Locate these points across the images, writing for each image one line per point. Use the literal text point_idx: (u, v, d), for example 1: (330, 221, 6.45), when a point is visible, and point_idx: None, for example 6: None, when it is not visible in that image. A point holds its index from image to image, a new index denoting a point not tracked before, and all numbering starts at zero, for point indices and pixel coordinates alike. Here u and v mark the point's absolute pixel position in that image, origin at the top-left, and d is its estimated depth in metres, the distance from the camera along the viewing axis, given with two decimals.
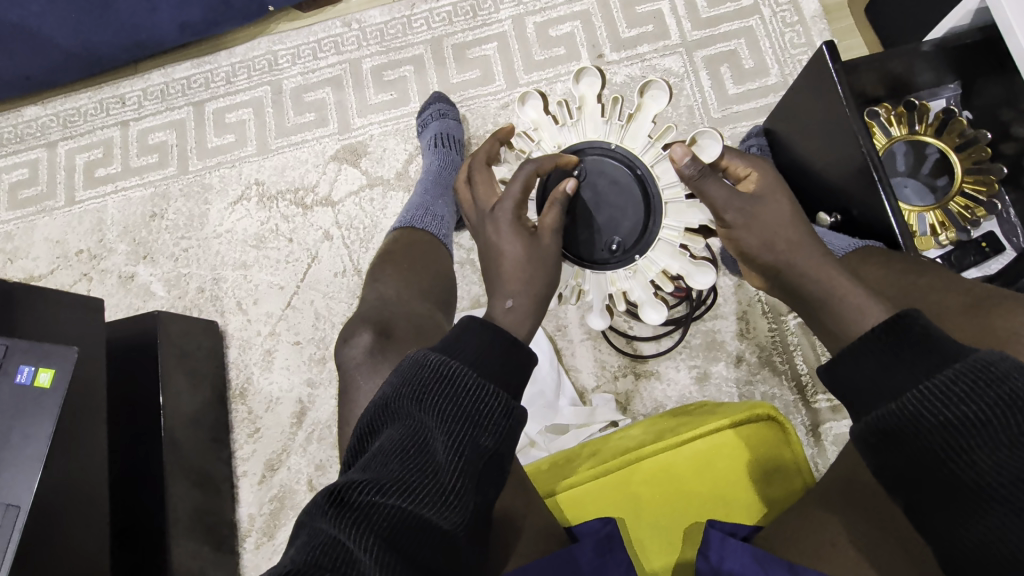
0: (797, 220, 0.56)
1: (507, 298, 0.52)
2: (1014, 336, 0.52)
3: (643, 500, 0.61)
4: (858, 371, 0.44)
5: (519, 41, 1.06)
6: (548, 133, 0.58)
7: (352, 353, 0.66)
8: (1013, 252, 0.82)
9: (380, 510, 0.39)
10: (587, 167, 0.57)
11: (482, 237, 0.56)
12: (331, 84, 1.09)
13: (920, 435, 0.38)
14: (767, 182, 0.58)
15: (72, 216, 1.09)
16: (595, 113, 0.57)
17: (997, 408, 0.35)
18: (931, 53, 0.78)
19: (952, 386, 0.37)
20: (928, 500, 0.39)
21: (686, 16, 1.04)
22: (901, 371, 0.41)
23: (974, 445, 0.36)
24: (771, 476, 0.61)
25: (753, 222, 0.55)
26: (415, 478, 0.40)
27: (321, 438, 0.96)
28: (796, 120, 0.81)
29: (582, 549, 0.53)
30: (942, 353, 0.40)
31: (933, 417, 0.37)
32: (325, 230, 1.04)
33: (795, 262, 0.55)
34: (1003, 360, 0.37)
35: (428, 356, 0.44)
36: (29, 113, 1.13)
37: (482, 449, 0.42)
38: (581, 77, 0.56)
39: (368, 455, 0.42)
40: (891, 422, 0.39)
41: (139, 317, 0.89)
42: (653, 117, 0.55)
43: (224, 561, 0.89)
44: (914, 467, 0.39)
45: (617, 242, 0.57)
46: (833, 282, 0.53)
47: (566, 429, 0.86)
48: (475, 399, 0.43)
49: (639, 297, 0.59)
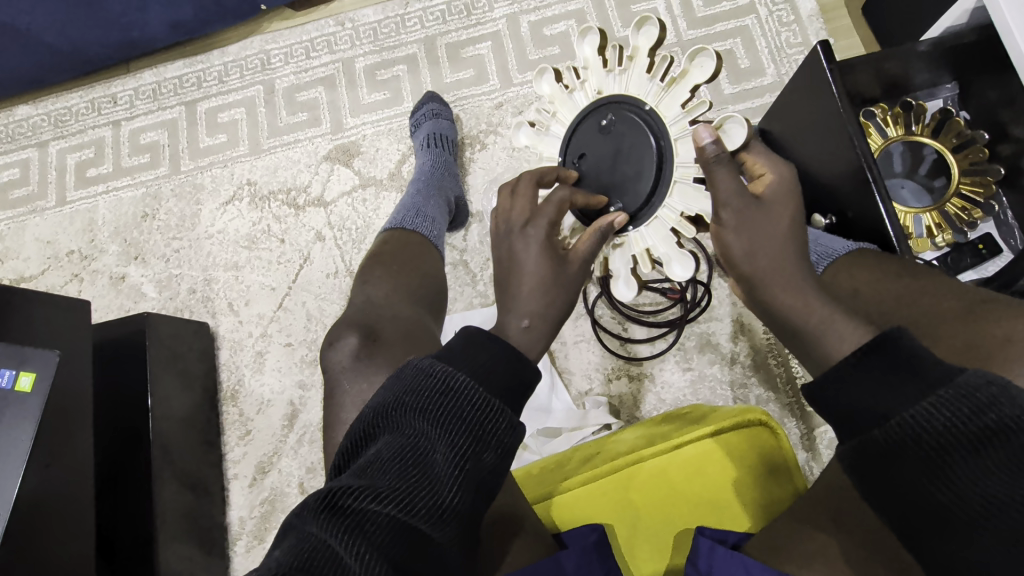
0: (795, 239, 0.52)
1: (523, 317, 0.50)
2: (1007, 343, 0.51)
3: (632, 510, 0.60)
4: (844, 395, 0.41)
5: (513, 40, 1.05)
6: (594, 76, 0.58)
7: (338, 357, 0.65)
8: (1011, 254, 0.80)
9: (373, 519, 0.37)
10: (613, 124, 0.57)
11: (502, 246, 0.54)
12: (323, 84, 1.08)
13: (908, 461, 0.36)
14: (779, 191, 0.54)
15: (63, 216, 1.08)
16: (642, 69, 0.55)
17: (978, 436, 0.34)
18: (929, 52, 0.77)
19: (937, 414, 0.35)
20: (914, 525, 0.38)
21: (682, 15, 1.03)
22: (881, 392, 0.39)
23: (960, 474, 0.35)
24: (762, 484, 0.60)
25: (746, 225, 0.52)
26: (412, 488, 0.39)
27: (312, 440, 0.95)
28: (795, 118, 0.80)
29: (570, 555, 0.51)
30: (925, 375, 0.38)
31: (919, 445, 0.36)
32: (317, 231, 1.03)
33: (772, 278, 0.51)
34: (988, 383, 0.35)
35: (435, 366, 0.44)
36: (21, 113, 1.13)
37: (482, 465, 0.41)
38: (641, 28, 0.53)
39: (364, 460, 0.42)
40: (880, 450, 0.38)
41: (129, 319, 0.89)
42: (693, 87, 0.52)
43: (212, 565, 0.88)
44: (899, 491, 0.37)
45: (618, 206, 0.58)
46: (810, 308, 0.49)
47: (558, 432, 0.84)
48: (479, 412, 0.42)
49: (617, 269, 0.59)
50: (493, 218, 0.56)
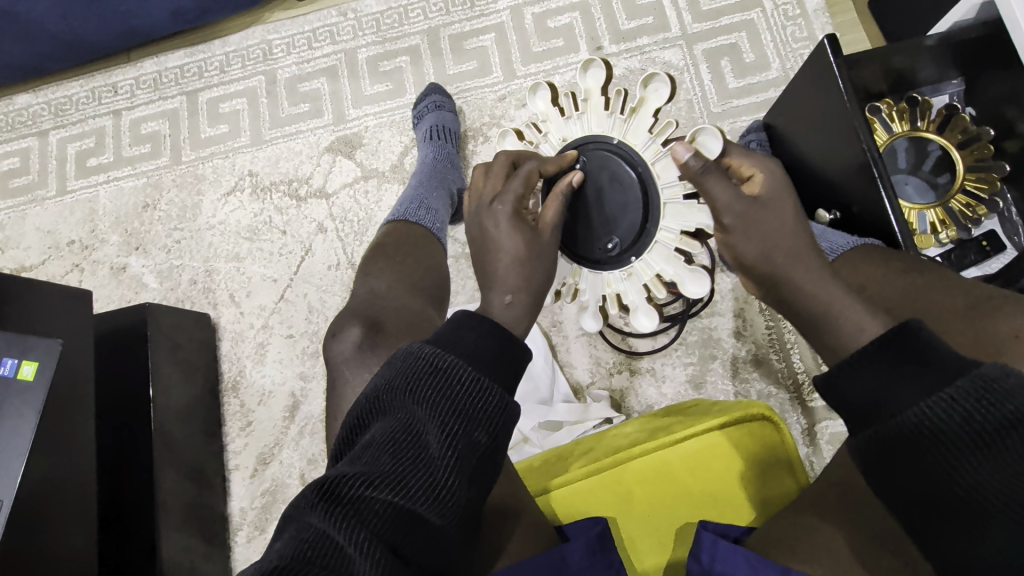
0: (801, 225, 0.53)
1: (505, 293, 0.51)
2: (1015, 339, 0.50)
3: (635, 503, 0.60)
4: (855, 386, 0.42)
5: (517, 32, 1.05)
6: (555, 125, 0.60)
7: (340, 348, 0.65)
8: (1014, 251, 0.80)
9: (371, 505, 0.38)
10: (586, 166, 0.58)
11: (476, 225, 0.55)
12: (325, 74, 1.08)
13: (920, 454, 0.36)
14: (774, 181, 0.54)
15: (64, 206, 1.08)
16: (599, 107, 0.58)
17: (997, 428, 0.34)
18: (936, 46, 0.77)
19: (957, 403, 0.35)
20: (925, 517, 0.38)
21: (687, 8, 1.03)
22: (896, 385, 0.39)
23: (975, 467, 0.35)
24: (764, 478, 0.60)
25: (753, 226, 0.52)
26: (406, 472, 0.39)
27: (313, 432, 0.95)
28: (800, 113, 0.80)
29: (573, 548, 0.51)
30: (937, 367, 0.38)
31: (936, 435, 0.36)
32: (319, 223, 1.03)
33: (791, 275, 0.51)
34: (1006, 374, 0.35)
35: (423, 348, 0.44)
36: (21, 101, 1.12)
37: (476, 444, 0.41)
38: (588, 70, 0.57)
39: (360, 447, 0.41)
40: (893, 442, 0.37)
41: (130, 309, 0.88)
42: (654, 113, 0.56)
43: (214, 555, 0.88)
44: (913, 483, 0.37)
45: (615, 242, 0.58)
46: (830, 294, 0.50)
47: (560, 425, 0.83)
48: (467, 390, 0.42)
49: (633, 301, 0.58)
50: (468, 200, 0.58)
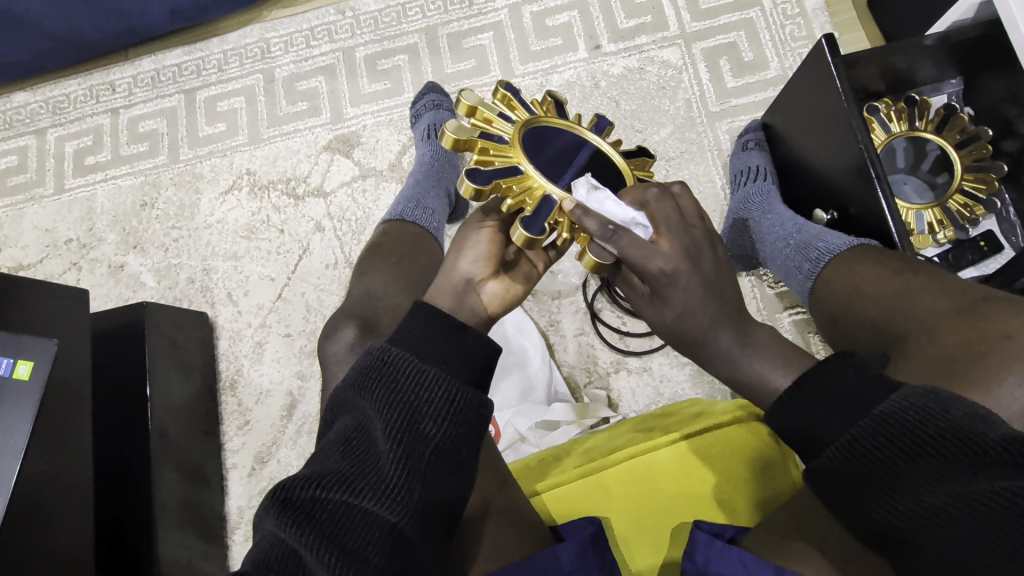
0: (711, 301, 0.55)
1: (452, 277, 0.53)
2: (1005, 340, 0.50)
3: (626, 502, 0.60)
4: (791, 424, 0.46)
5: (516, 30, 1.05)
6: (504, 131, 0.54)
7: (336, 348, 0.65)
8: (1012, 251, 0.80)
9: (323, 506, 0.38)
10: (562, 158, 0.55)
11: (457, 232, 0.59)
12: (323, 73, 1.07)
13: (847, 478, 0.40)
14: (670, 276, 0.52)
15: (62, 204, 1.08)
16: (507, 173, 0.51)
17: (901, 454, 0.38)
18: (935, 46, 0.77)
19: (858, 437, 0.40)
20: (875, 533, 0.40)
21: (685, 7, 1.03)
22: (824, 414, 0.43)
23: (889, 490, 0.38)
24: (756, 477, 0.61)
25: (657, 324, 0.57)
26: (356, 469, 0.40)
27: (311, 431, 0.95)
28: (798, 114, 0.80)
29: (565, 548, 0.51)
30: (855, 404, 0.42)
31: (850, 465, 0.40)
32: (317, 222, 1.03)
33: (703, 354, 0.58)
34: (904, 407, 0.39)
35: (376, 349, 0.45)
36: (18, 99, 1.12)
37: (426, 437, 0.41)
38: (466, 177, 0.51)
39: (321, 453, 0.43)
40: (825, 468, 0.41)
41: (127, 308, 0.88)
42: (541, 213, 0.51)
43: (211, 553, 0.88)
44: (847, 507, 0.41)
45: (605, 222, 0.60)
46: (737, 369, 0.57)
47: (557, 425, 0.82)
48: (414, 383, 0.42)
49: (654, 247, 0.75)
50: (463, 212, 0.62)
